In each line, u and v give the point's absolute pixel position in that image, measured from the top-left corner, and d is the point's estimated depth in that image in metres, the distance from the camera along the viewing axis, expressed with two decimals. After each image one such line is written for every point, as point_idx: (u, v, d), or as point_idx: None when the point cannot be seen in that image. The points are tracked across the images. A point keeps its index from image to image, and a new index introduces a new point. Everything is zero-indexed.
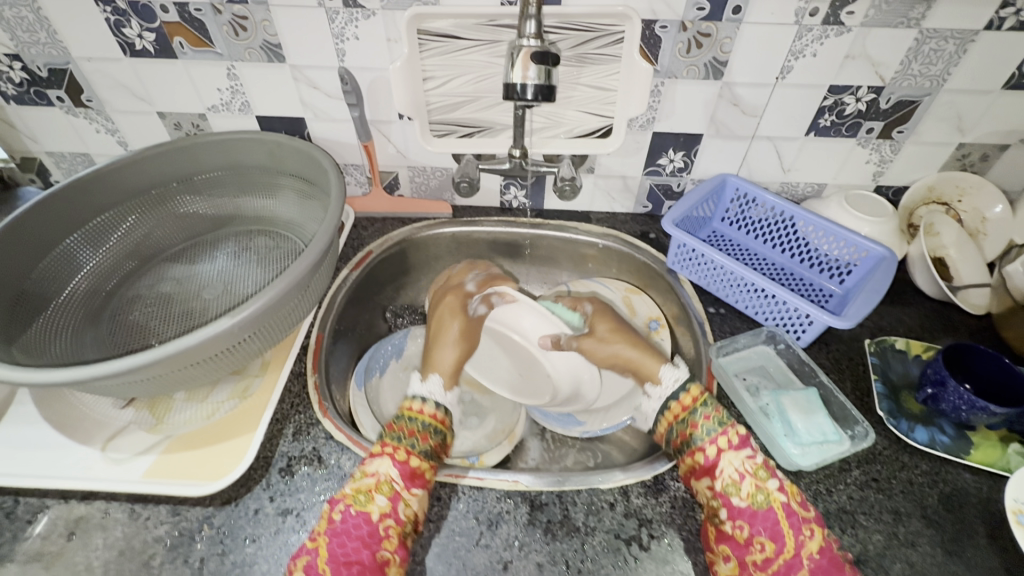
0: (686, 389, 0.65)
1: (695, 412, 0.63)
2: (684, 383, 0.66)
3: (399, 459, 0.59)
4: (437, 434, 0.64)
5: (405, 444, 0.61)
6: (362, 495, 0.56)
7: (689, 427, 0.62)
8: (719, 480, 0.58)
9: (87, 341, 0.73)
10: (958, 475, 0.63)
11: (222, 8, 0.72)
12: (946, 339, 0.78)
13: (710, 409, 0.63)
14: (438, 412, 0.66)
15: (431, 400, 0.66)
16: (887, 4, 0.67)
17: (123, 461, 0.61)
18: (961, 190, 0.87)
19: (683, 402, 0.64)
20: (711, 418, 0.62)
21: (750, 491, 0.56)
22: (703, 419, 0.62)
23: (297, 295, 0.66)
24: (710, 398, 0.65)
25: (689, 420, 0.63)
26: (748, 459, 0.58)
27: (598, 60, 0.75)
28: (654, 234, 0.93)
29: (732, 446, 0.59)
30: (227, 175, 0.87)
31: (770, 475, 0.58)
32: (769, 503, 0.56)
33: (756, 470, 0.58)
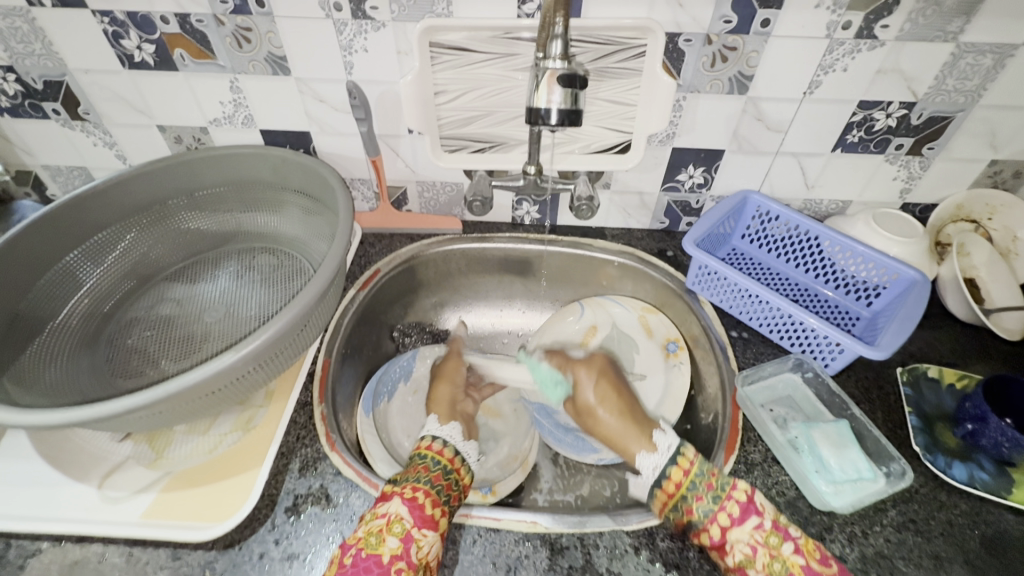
0: (667, 475, 0.60)
1: (686, 495, 0.58)
2: (665, 468, 0.60)
3: (408, 497, 0.56)
4: (449, 471, 0.62)
5: (412, 481, 0.59)
6: (373, 537, 0.53)
7: (685, 513, 0.58)
8: (732, 557, 0.54)
9: (82, 367, 0.70)
10: (1001, 515, 0.60)
11: (224, 19, 0.68)
12: (979, 365, 0.75)
13: (701, 485, 0.58)
14: (448, 448, 0.64)
15: (442, 439, 0.65)
16: (925, 17, 0.64)
17: (120, 500, 0.59)
18: (992, 208, 0.83)
19: (667, 490, 0.59)
20: (704, 496, 0.57)
21: (766, 563, 0.53)
22: (696, 501, 0.57)
23: (304, 324, 0.63)
24: (697, 470, 0.59)
25: (682, 507, 0.58)
26: (756, 530, 0.54)
27: (618, 74, 0.72)
28: (671, 251, 0.90)
29: (735, 521, 0.55)
30: (229, 191, 0.84)
31: (783, 539, 0.53)
32: (788, 569, 0.52)
33: (767, 539, 0.53)
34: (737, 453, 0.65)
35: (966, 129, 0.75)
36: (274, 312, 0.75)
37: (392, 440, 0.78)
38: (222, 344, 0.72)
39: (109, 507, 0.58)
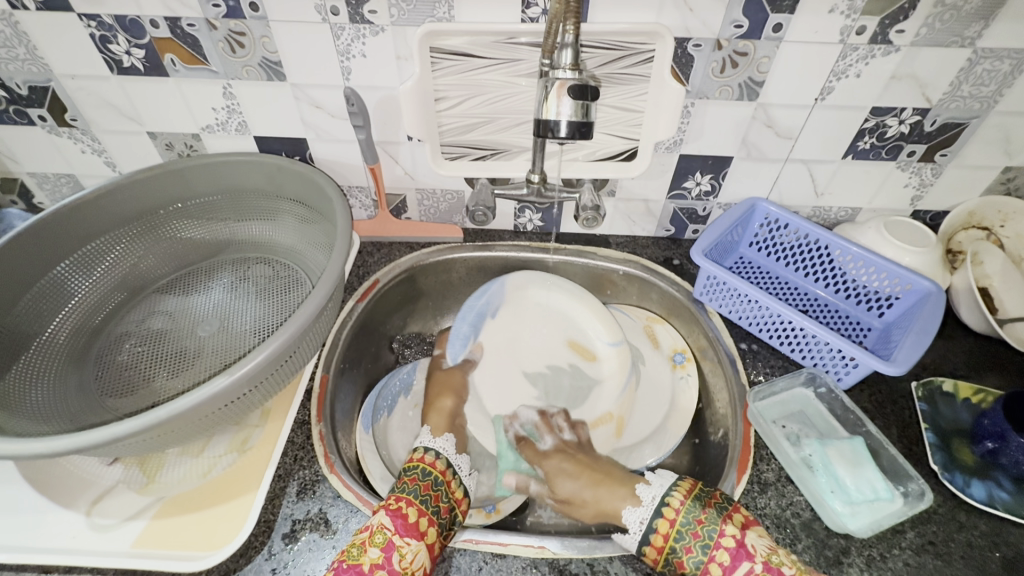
0: (653, 531, 0.56)
1: (675, 548, 0.55)
2: (649, 522, 0.57)
3: (392, 508, 0.56)
4: (439, 482, 0.61)
5: (397, 491, 0.59)
6: (356, 547, 0.53)
7: (677, 565, 0.55)
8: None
9: (70, 385, 0.67)
10: (1021, 536, 0.58)
11: (217, 23, 0.66)
12: (993, 378, 0.73)
13: (688, 535, 0.55)
14: (439, 460, 0.64)
15: (431, 449, 0.65)
16: (942, 22, 0.62)
17: (111, 528, 0.57)
18: (1004, 215, 0.81)
19: (655, 546, 0.56)
20: (693, 547, 0.54)
21: None
22: (685, 552, 0.55)
23: (301, 343, 0.61)
24: (685, 517, 0.56)
25: (673, 560, 0.55)
26: None
27: (625, 80, 0.70)
28: (677, 259, 0.88)
29: (727, 569, 0.53)
30: (222, 199, 0.81)
31: None
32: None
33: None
34: (749, 472, 0.63)
35: (981, 135, 0.73)
36: (269, 325, 0.73)
37: (393, 457, 0.76)
38: (215, 360, 0.70)
39: (100, 536, 0.56)
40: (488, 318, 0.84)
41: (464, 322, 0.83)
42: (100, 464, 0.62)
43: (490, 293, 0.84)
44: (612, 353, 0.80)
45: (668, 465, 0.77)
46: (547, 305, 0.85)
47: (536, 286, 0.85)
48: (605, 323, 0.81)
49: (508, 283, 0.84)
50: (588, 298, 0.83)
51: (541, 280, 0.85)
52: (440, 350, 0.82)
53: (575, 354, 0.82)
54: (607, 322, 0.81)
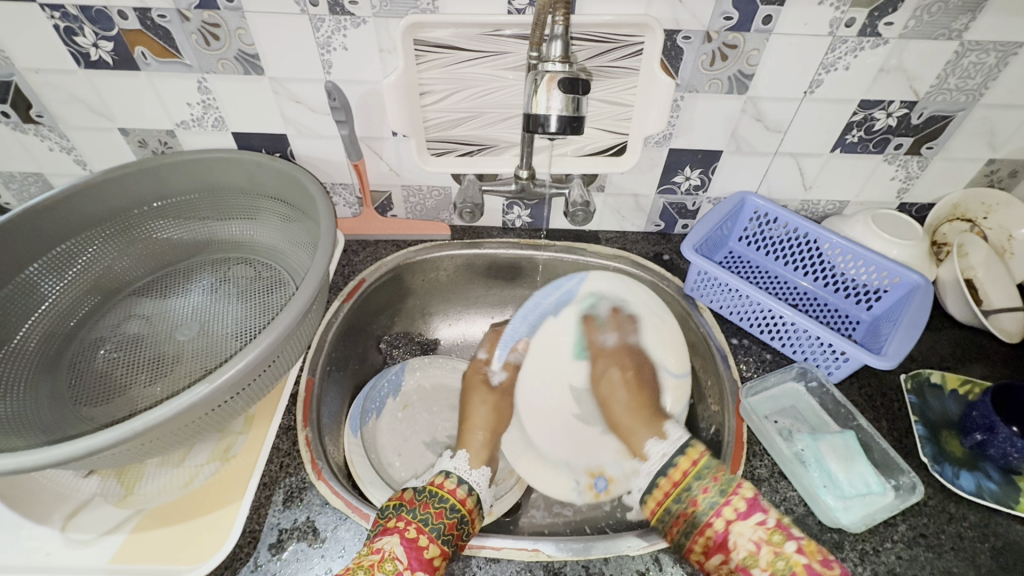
0: (676, 461, 0.64)
1: (691, 486, 0.61)
2: (672, 457, 0.65)
3: (409, 537, 0.54)
4: (464, 520, 0.59)
5: (419, 520, 0.56)
6: (362, 570, 0.51)
7: (689, 504, 0.59)
8: (736, 555, 0.55)
9: (41, 394, 0.64)
10: (1009, 526, 0.59)
11: (189, 14, 0.63)
12: (979, 368, 0.74)
13: (707, 478, 0.61)
14: (470, 497, 0.62)
15: (465, 483, 0.63)
16: (930, 14, 0.62)
17: (88, 542, 0.55)
18: (988, 207, 0.82)
19: (671, 479, 0.63)
20: (710, 488, 0.59)
21: (769, 561, 0.53)
22: (701, 491, 0.60)
23: (286, 346, 0.59)
24: (710, 463, 0.62)
25: (687, 496, 0.60)
26: (759, 526, 0.55)
27: (613, 74, 0.69)
28: (667, 255, 0.88)
29: (739, 514, 0.56)
30: (201, 198, 0.78)
31: (786, 538, 0.54)
32: (791, 567, 0.52)
33: (770, 535, 0.54)
34: (742, 469, 0.63)
35: (966, 128, 0.73)
36: (251, 328, 0.70)
37: (382, 461, 0.74)
38: (196, 365, 0.67)
39: (77, 552, 0.54)
40: (551, 314, 0.84)
41: (522, 320, 0.84)
42: (75, 476, 0.60)
43: (565, 289, 0.84)
44: (670, 384, 0.77)
45: None
46: (624, 323, 0.82)
47: (612, 303, 0.82)
48: (676, 351, 0.78)
49: (587, 283, 0.83)
50: (670, 322, 0.79)
51: (620, 287, 0.82)
52: (486, 354, 0.84)
53: (630, 374, 0.79)
54: (679, 350, 0.78)
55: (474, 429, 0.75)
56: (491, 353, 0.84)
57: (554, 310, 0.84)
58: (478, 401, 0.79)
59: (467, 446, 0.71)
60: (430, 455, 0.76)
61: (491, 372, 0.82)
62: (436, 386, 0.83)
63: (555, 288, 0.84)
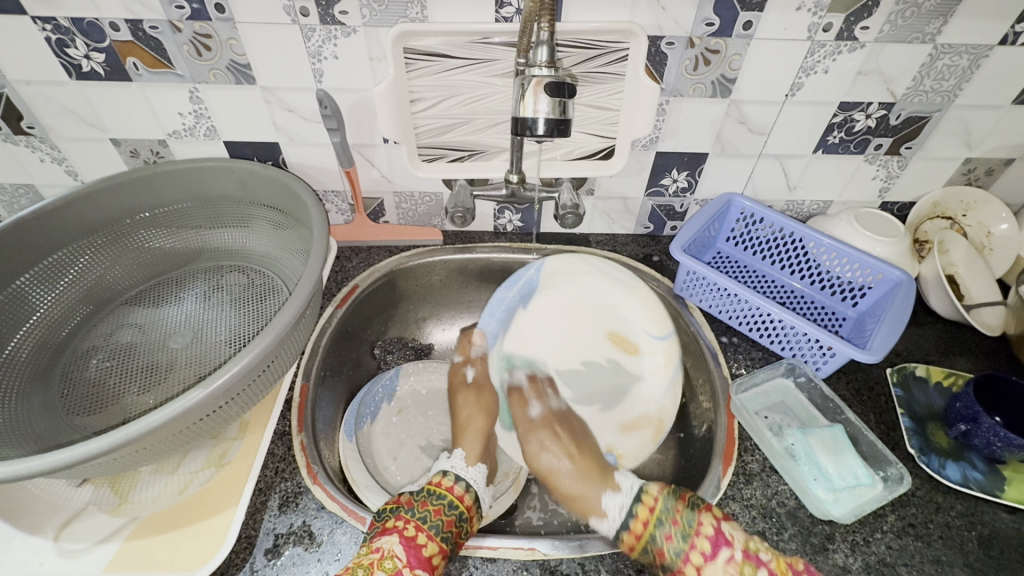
0: (641, 500, 0.60)
1: (655, 537, 0.57)
2: (631, 507, 0.60)
3: (408, 536, 0.54)
4: (463, 518, 0.59)
5: (417, 517, 0.57)
6: (361, 568, 0.51)
7: (657, 555, 0.56)
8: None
9: (33, 404, 0.64)
10: (995, 514, 0.60)
11: (181, 25, 0.64)
12: (963, 361, 0.76)
13: (667, 523, 0.57)
14: (468, 494, 0.63)
15: (461, 479, 0.63)
16: (904, 19, 0.64)
17: (81, 552, 0.55)
18: (966, 205, 0.84)
19: (634, 533, 0.58)
20: (673, 534, 0.56)
21: None
22: (666, 541, 0.56)
23: (280, 351, 0.59)
24: (665, 507, 0.59)
25: (652, 548, 0.57)
26: (729, 562, 0.54)
27: (600, 79, 0.70)
28: (657, 256, 0.89)
29: (707, 556, 0.55)
30: (193, 206, 0.78)
31: (756, 568, 0.53)
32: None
33: (742, 569, 0.53)
34: (734, 464, 0.64)
35: (943, 128, 0.76)
36: (244, 334, 0.71)
37: (377, 465, 0.74)
38: (189, 372, 0.67)
39: (70, 561, 0.54)
40: (520, 308, 0.81)
41: (491, 317, 0.80)
42: (69, 486, 0.60)
43: (530, 284, 0.80)
44: (657, 348, 0.75)
45: (654, 460, 0.76)
46: (592, 297, 0.80)
47: (583, 281, 0.80)
48: (655, 316, 0.75)
49: (545, 269, 0.80)
50: (639, 290, 0.77)
51: (591, 271, 0.80)
52: (462, 357, 0.81)
53: (616, 348, 0.78)
54: (656, 315, 0.75)
55: (466, 429, 0.73)
56: (466, 355, 0.81)
57: (520, 302, 0.81)
58: (462, 393, 0.78)
59: (461, 443, 0.71)
60: (426, 458, 0.76)
61: (466, 371, 0.80)
62: (431, 391, 0.84)
63: (515, 282, 0.80)
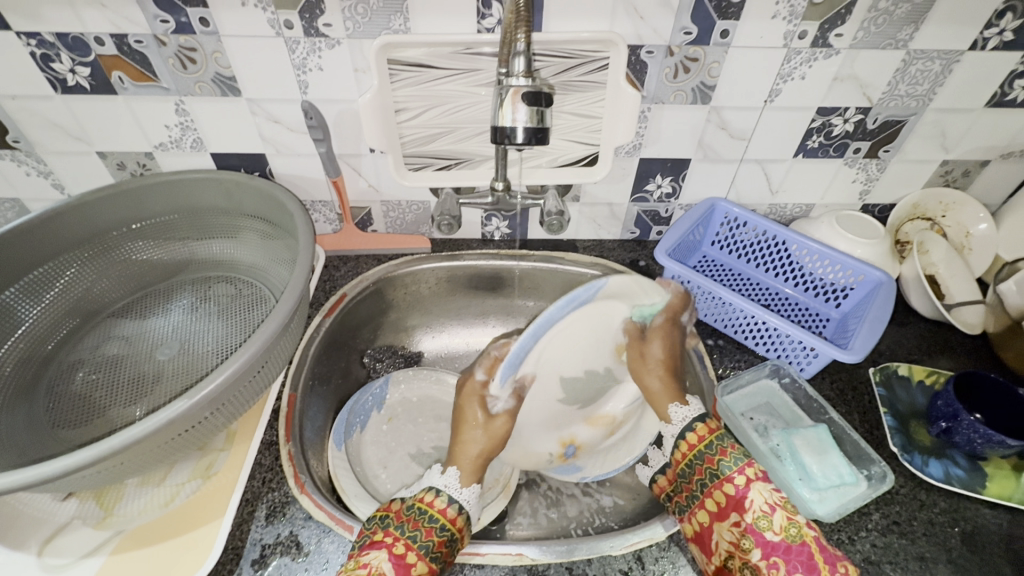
0: (706, 419, 0.59)
1: (723, 437, 0.56)
2: (693, 421, 0.59)
3: (397, 553, 0.51)
4: (454, 541, 0.55)
5: (407, 537, 0.53)
6: None
7: (718, 452, 0.55)
8: (749, 514, 0.50)
9: (17, 419, 0.64)
10: (977, 510, 0.61)
11: (166, 39, 0.64)
12: (945, 360, 0.77)
13: (738, 435, 0.57)
14: (460, 517, 0.57)
15: (448, 495, 0.57)
16: (877, 26, 0.65)
17: (66, 566, 0.55)
18: (945, 205, 0.86)
19: (709, 426, 0.58)
20: (741, 444, 0.55)
21: (785, 524, 0.49)
22: (732, 445, 0.55)
23: (266, 361, 0.59)
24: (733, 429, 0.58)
25: (717, 445, 0.56)
26: (781, 491, 0.51)
27: (583, 88, 0.71)
28: (643, 261, 0.90)
29: (764, 475, 0.52)
30: (180, 218, 0.79)
31: (802, 508, 0.51)
32: (803, 536, 0.49)
33: (788, 501, 0.51)
34: None
35: (919, 132, 0.77)
36: (231, 345, 0.71)
37: (367, 473, 0.74)
38: (175, 383, 0.67)
39: None
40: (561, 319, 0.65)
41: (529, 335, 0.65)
42: (53, 500, 0.59)
43: (581, 302, 0.65)
44: None
45: None
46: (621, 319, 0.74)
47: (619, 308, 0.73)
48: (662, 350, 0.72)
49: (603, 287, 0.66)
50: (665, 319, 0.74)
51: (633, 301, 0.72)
52: (485, 375, 0.66)
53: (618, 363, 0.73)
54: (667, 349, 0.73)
55: (465, 448, 0.62)
56: (490, 374, 0.66)
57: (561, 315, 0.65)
58: (472, 405, 0.65)
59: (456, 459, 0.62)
60: (415, 466, 0.76)
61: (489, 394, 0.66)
62: (420, 399, 0.84)
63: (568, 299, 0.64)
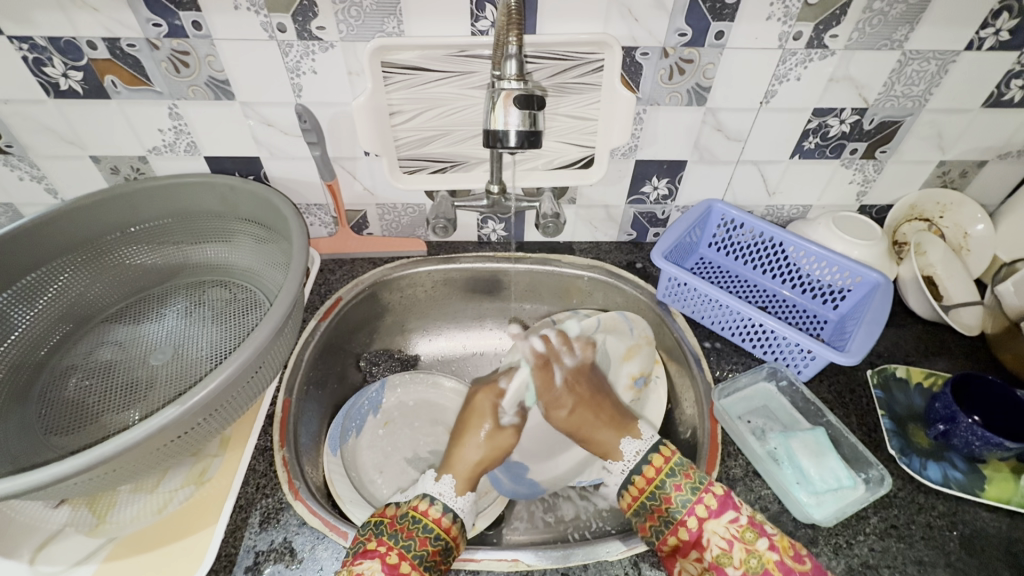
0: (657, 451, 0.64)
1: (664, 483, 0.61)
2: (646, 453, 0.64)
3: (390, 563, 0.52)
4: (448, 549, 0.56)
5: (400, 546, 0.53)
6: None
7: (663, 501, 0.60)
8: (709, 552, 0.56)
9: (10, 425, 0.63)
10: (976, 514, 0.60)
11: (158, 42, 0.64)
12: (943, 361, 0.76)
13: (679, 474, 0.61)
14: (454, 524, 0.58)
15: (440, 502, 0.59)
16: (872, 26, 0.65)
17: (58, 574, 0.54)
18: (943, 206, 0.86)
19: (654, 467, 0.63)
20: (683, 487, 0.59)
21: (742, 558, 0.54)
22: (675, 489, 0.59)
23: (260, 366, 0.59)
24: (678, 463, 0.62)
25: (661, 493, 0.60)
26: (732, 524, 0.55)
27: (578, 90, 0.71)
28: (640, 263, 0.90)
29: (711, 512, 0.57)
30: (174, 222, 0.78)
31: (758, 535, 0.54)
32: (764, 565, 0.53)
33: (742, 533, 0.55)
34: (718, 469, 0.64)
35: (915, 132, 0.77)
36: (225, 349, 0.71)
37: (363, 478, 0.74)
38: (169, 389, 0.67)
39: None
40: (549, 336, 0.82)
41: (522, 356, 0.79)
42: (45, 507, 0.59)
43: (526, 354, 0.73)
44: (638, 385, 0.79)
45: None
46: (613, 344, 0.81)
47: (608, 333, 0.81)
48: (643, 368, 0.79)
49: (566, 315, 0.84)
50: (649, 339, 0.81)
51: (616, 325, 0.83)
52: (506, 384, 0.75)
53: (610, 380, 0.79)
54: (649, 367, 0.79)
55: (460, 458, 0.66)
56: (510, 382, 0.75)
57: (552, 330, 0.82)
58: (479, 417, 0.72)
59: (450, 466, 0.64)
60: (412, 471, 0.76)
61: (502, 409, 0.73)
62: (417, 403, 0.83)
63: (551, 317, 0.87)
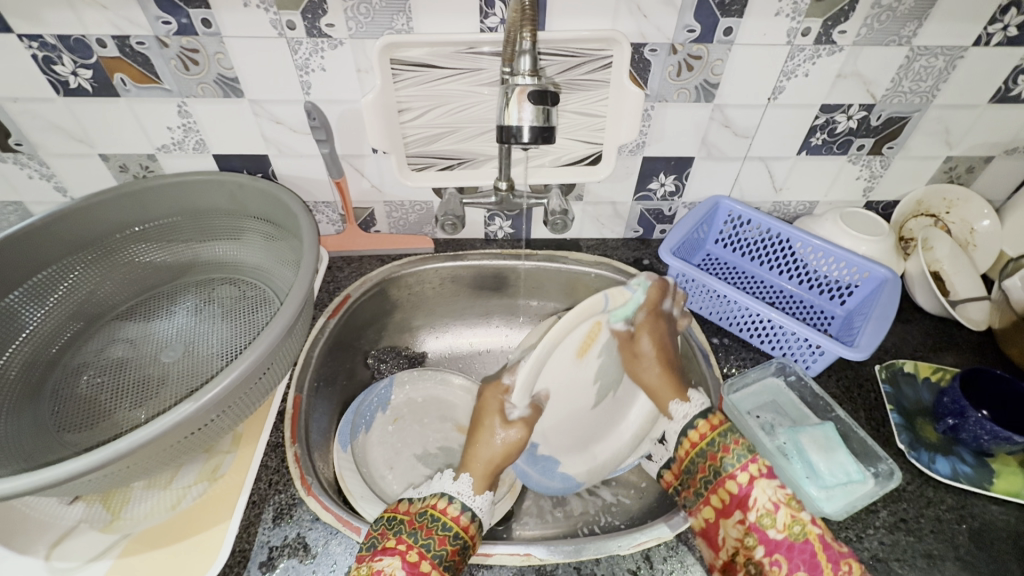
0: (707, 416, 0.61)
1: (717, 440, 0.58)
2: (693, 418, 0.61)
3: (410, 561, 0.51)
4: (465, 547, 0.55)
5: (419, 544, 0.53)
6: None
7: (715, 455, 0.57)
8: (752, 513, 0.53)
9: (23, 422, 0.63)
10: (985, 507, 0.61)
11: (168, 40, 0.64)
12: (950, 356, 0.77)
13: (734, 435, 0.58)
14: (473, 523, 0.56)
15: (459, 501, 0.57)
16: (880, 22, 0.65)
17: (74, 569, 0.54)
18: (949, 202, 0.86)
19: (711, 423, 0.60)
20: (737, 446, 0.57)
21: (787, 523, 0.52)
22: (726, 448, 0.57)
23: (272, 362, 0.59)
24: (733, 426, 0.60)
25: (712, 449, 0.58)
26: (781, 488, 0.53)
27: (586, 86, 0.71)
28: (647, 260, 0.90)
29: (763, 475, 0.54)
30: (183, 220, 0.79)
31: (803, 505, 0.53)
32: (806, 534, 0.51)
33: (789, 499, 0.53)
34: None
35: (922, 128, 0.77)
36: (236, 347, 0.71)
37: (374, 474, 0.74)
38: (181, 386, 0.67)
39: None
40: None
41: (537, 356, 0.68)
42: (60, 503, 0.59)
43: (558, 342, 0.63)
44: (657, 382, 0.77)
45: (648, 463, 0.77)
46: None
47: None
48: None
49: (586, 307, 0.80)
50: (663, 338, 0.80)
51: None
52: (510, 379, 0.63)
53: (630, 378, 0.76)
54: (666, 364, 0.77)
55: (475, 457, 0.60)
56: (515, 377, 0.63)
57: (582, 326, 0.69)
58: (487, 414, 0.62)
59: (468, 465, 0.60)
60: (422, 467, 0.76)
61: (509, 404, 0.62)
62: (426, 399, 0.83)
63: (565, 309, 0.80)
